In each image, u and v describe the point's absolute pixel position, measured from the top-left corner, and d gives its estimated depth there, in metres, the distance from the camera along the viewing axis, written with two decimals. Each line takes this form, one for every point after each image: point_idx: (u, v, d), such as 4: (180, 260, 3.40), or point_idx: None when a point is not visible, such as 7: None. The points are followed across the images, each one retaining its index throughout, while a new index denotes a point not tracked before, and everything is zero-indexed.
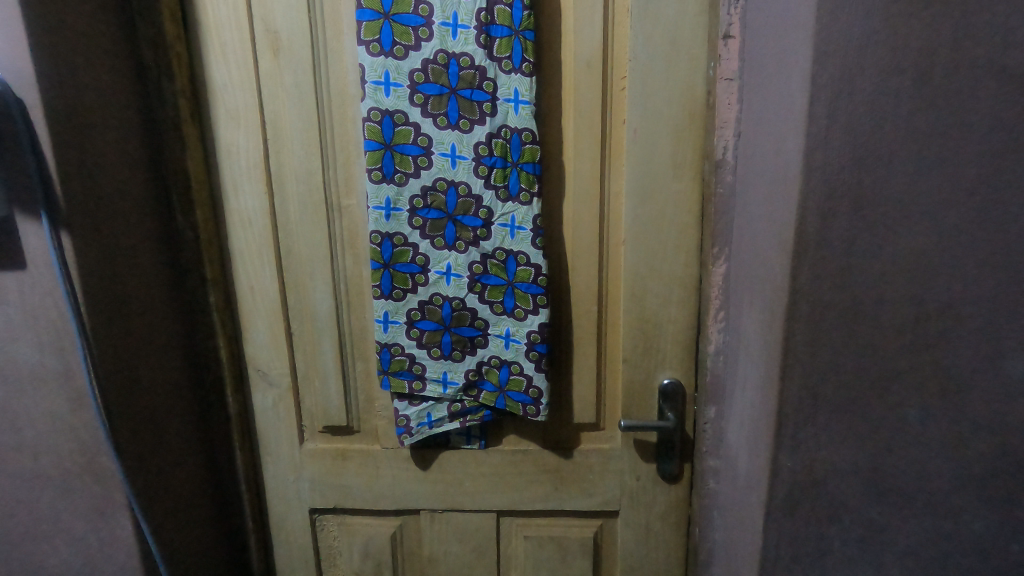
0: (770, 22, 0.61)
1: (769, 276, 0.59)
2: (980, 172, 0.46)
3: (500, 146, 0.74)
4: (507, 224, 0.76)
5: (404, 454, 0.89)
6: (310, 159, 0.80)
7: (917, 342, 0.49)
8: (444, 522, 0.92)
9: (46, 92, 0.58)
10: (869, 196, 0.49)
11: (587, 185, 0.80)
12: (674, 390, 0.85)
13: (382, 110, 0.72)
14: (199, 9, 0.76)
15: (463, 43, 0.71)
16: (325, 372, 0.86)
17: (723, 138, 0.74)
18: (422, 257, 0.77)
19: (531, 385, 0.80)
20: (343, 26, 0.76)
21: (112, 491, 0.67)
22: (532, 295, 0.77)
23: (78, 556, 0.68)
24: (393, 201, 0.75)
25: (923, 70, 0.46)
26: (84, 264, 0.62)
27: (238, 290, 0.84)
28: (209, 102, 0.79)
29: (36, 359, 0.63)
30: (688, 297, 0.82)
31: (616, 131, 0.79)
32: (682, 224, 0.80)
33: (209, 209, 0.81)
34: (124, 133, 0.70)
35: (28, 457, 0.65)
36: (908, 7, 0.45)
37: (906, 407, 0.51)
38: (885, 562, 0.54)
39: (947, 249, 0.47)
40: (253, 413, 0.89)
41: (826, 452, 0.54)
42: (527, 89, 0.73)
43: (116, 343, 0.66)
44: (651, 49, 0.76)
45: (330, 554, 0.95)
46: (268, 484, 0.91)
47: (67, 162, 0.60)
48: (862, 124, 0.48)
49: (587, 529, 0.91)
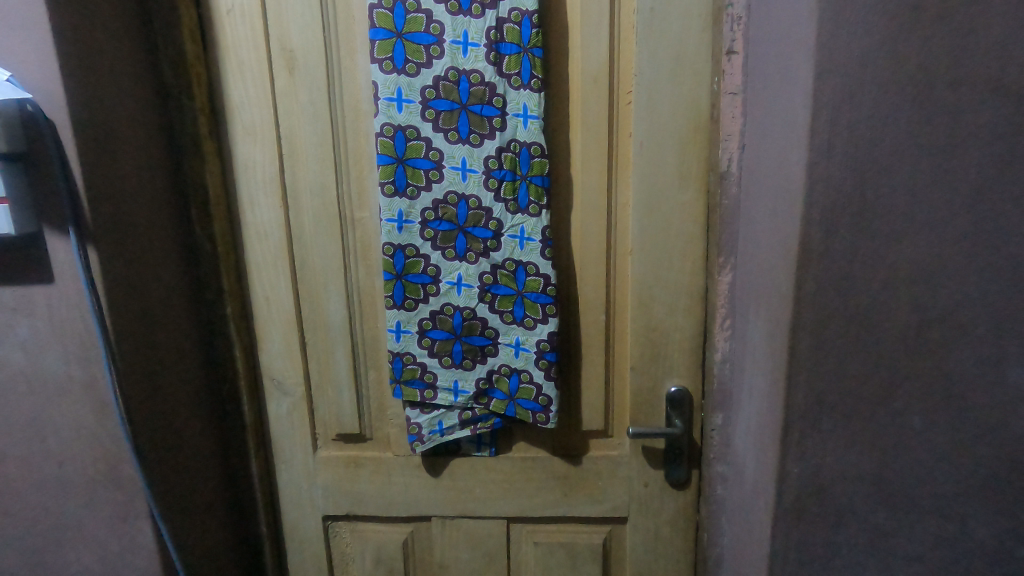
0: (773, 39, 0.63)
1: (773, 286, 0.60)
2: (978, 185, 0.47)
3: (510, 159, 0.75)
4: (517, 235, 0.78)
5: (415, 462, 0.91)
6: (324, 173, 0.82)
7: (919, 351, 0.51)
8: (455, 528, 0.93)
9: (75, 114, 0.60)
10: (871, 209, 0.51)
11: (595, 196, 0.82)
12: (681, 397, 0.86)
13: (394, 126, 0.74)
14: (217, 29, 0.78)
15: (474, 60, 0.73)
16: (339, 380, 0.88)
17: (727, 150, 0.77)
18: (434, 268, 0.79)
19: (541, 392, 0.81)
20: (357, 44, 0.78)
21: (133, 498, 0.68)
22: (541, 304, 0.79)
23: (98, 562, 0.70)
24: (406, 213, 0.77)
25: (921, 88, 0.48)
26: (109, 278, 0.64)
27: (253, 301, 0.86)
28: (226, 118, 0.81)
29: (61, 369, 0.65)
30: (694, 306, 0.84)
31: (622, 144, 0.81)
32: (688, 234, 0.82)
33: (226, 222, 0.84)
34: (146, 148, 0.73)
35: (53, 465, 0.67)
36: (904, 29, 0.47)
37: (910, 414, 0.52)
38: (893, 567, 0.55)
39: (948, 261, 0.49)
40: (267, 421, 0.90)
41: (832, 457, 0.55)
42: (536, 104, 0.75)
43: (138, 352, 0.68)
44: (656, 64, 0.78)
45: (342, 560, 0.96)
46: (282, 491, 0.93)
47: (94, 177, 0.62)
48: (863, 138, 0.50)
49: (597, 535, 0.92)
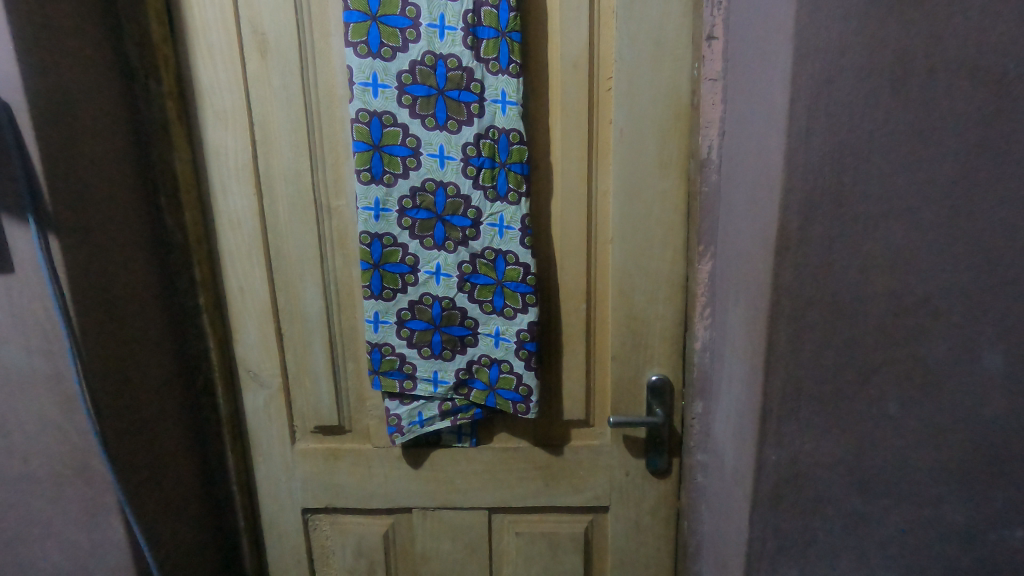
0: (752, 23, 0.62)
1: (752, 273, 0.60)
2: (952, 171, 0.47)
3: (488, 147, 0.74)
4: (496, 224, 0.76)
5: (396, 454, 0.90)
6: (299, 160, 0.80)
7: (893, 338, 0.51)
8: (437, 520, 0.92)
9: (32, 97, 0.58)
10: (848, 194, 0.50)
11: (575, 184, 0.81)
12: (662, 385, 0.86)
13: (370, 112, 0.73)
14: (185, 11, 0.76)
15: (451, 44, 0.71)
16: (316, 372, 0.87)
17: (707, 137, 0.76)
18: (412, 257, 0.77)
19: (522, 382, 0.81)
20: (331, 28, 0.76)
21: (103, 494, 0.67)
22: (521, 294, 0.78)
23: (67, 560, 0.68)
24: (382, 201, 0.75)
25: (898, 73, 0.47)
26: (73, 268, 0.62)
27: (227, 291, 0.84)
28: (197, 103, 0.79)
29: (24, 362, 0.63)
30: (675, 294, 0.84)
31: (602, 131, 0.80)
32: (669, 223, 0.81)
33: (197, 211, 0.81)
34: (111, 133, 0.70)
35: (17, 461, 0.65)
36: (882, 13, 0.47)
37: (886, 400, 0.52)
38: (867, 552, 0.56)
39: (925, 247, 0.49)
40: (243, 413, 0.89)
41: (810, 444, 0.55)
42: (514, 90, 0.73)
43: (106, 344, 0.66)
44: (637, 50, 0.77)
45: (322, 553, 0.95)
46: (261, 484, 0.92)
47: (55, 162, 0.60)
48: (842, 123, 0.49)
49: (579, 524, 0.92)
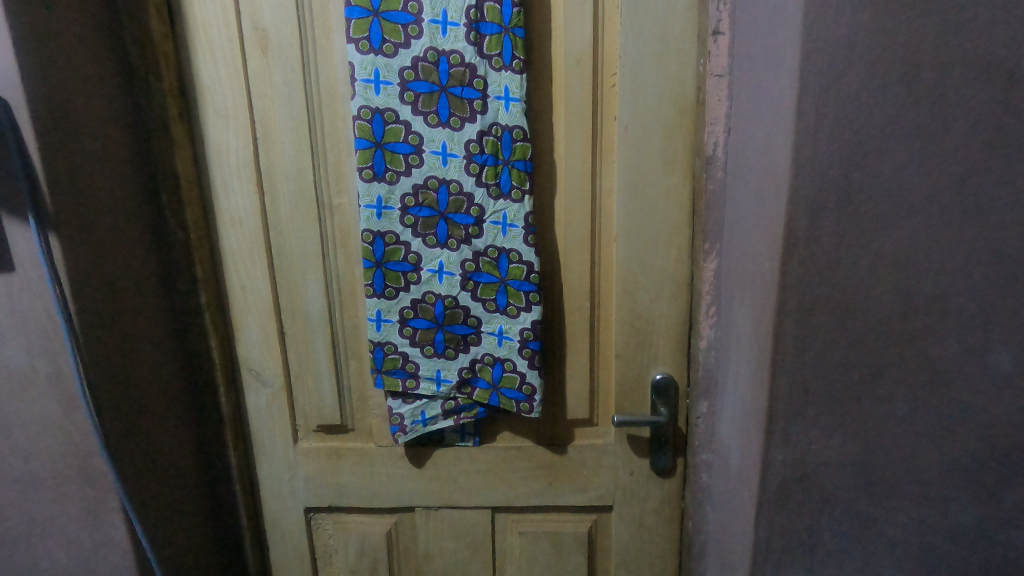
0: (759, 18, 0.61)
1: (758, 272, 0.59)
2: (964, 168, 0.46)
3: (491, 144, 0.74)
4: (499, 222, 0.76)
5: (398, 453, 0.89)
6: (300, 158, 0.79)
7: (903, 338, 0.50)
8: (440, 519, 0.92)
9: (32, 93, 0.57)
10: (856, 192, 0.49)
11: (579, 181, 0.80)
12: (666, 384, 0.85)
13: (372, 108, 0.72)
14: (186, 8, 0.76)
15: (453, 40, 0.71)
16: (319, 371, 0.86)
17: (713, 134, 0.76)
18: (415, 255, 0.77)
19: (525, 381, 0.80)
20: (332, 24, 0.76)
21: (104, 493, 0.67)
22: (525, 292, 0.78)
23: (69, 560, 0.68)
24: (385, 199, 0.75)
25: (909, 68, 0.46)
26: (74, 268, 0.62)
27: (228, 290, 0.84)
28: (197, 100, 0.78)
29: (24, 361, 0.63)
30: (680, 292, 0.83)
31: (606, 128, 0.79)
32: (673, 221, 0.81)
33: (197, 209, 0.81)
34: (111, 131, 0.70)
35: (19, 461, 0.65)
36: (892, 7, 0.46)
37: (894, 401, 0.51)
38: (875, 554, 0.55)
39: (936, 244, 0.48)
40: (246, 413, 0.89)
41: (817, 444, 0.55)
42: (518, 86, 0.73)
43: (106, 344, 0.66)
44: (641, 45, 0.76)
45: (325, 553, 0.95)
46: (264, 482, 0.91)
47: (55, 160, 0.60)
48: (849, 120, 0.48)
49: (582, 523, 0.92)
